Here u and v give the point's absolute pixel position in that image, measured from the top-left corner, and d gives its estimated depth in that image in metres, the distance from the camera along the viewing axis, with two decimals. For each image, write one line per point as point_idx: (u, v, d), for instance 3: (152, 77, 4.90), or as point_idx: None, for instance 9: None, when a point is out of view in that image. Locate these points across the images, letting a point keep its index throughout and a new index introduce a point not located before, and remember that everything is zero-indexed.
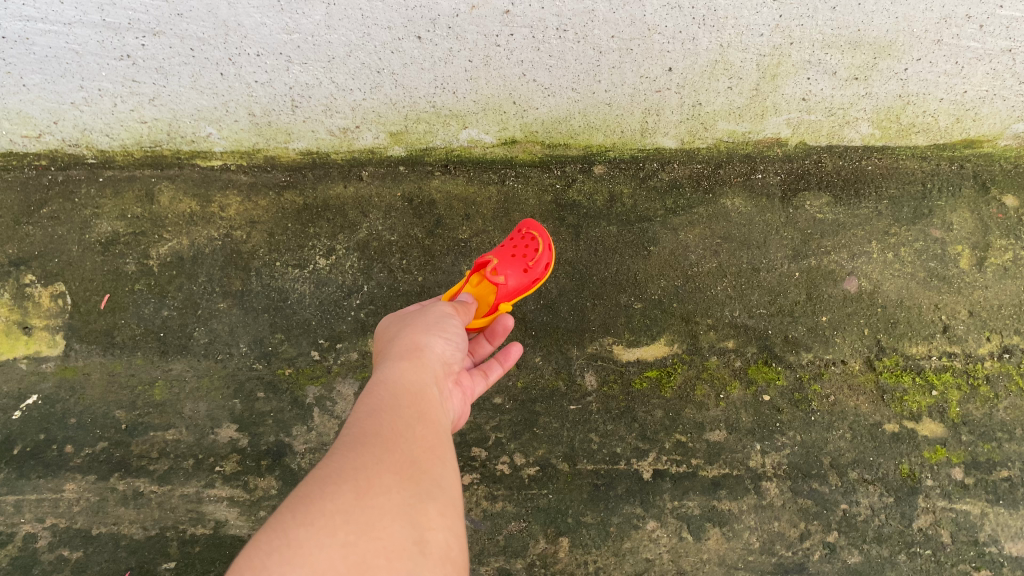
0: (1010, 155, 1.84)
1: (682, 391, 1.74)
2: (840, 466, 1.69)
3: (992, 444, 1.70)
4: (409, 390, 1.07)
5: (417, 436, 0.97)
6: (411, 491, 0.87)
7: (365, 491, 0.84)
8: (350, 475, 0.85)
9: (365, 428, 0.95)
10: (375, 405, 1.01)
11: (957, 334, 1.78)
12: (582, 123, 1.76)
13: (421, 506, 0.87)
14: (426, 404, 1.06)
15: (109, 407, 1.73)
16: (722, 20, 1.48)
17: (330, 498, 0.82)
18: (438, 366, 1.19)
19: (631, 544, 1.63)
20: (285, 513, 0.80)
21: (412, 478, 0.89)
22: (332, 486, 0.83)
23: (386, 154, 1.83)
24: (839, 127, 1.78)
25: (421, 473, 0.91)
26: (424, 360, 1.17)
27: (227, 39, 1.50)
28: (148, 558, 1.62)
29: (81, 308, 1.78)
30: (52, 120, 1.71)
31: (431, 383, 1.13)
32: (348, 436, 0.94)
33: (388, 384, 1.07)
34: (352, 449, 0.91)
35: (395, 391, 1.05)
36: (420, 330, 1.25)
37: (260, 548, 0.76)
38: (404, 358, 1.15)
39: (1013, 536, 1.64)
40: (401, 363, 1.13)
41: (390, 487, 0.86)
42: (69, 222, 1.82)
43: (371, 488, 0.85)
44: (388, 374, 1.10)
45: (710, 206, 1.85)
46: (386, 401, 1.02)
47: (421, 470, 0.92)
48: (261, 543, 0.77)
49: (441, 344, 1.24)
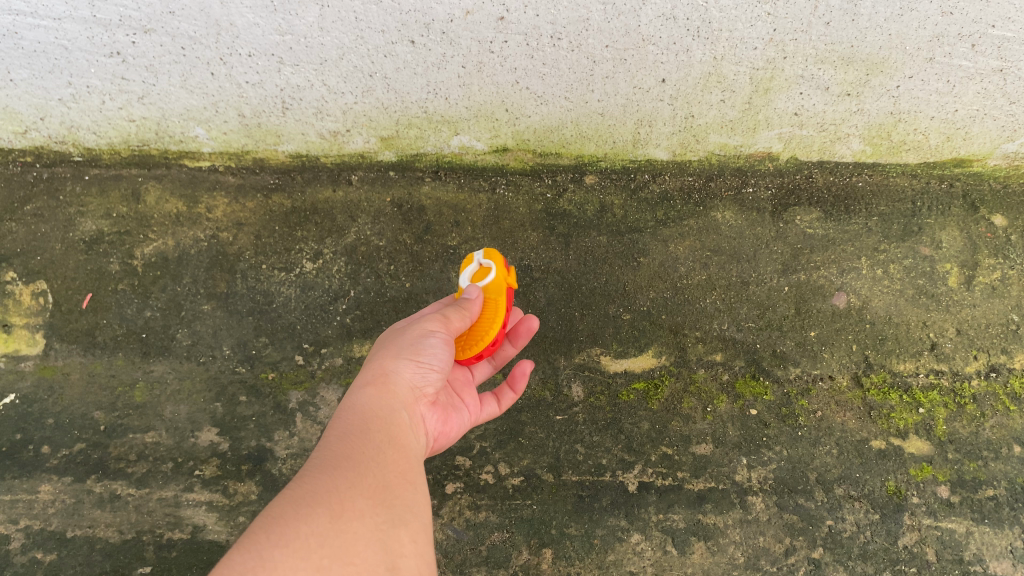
0: (998, 174, 1.85)
1: (669, 404, 1.73)
2: (826, 482, 1.68)
3: (978, 462, 1.70)
4: (375, 417, 1.08)
5: (389, 461, 1.00)
6: (383, 517, 0.90)
7: (339, 515, 0.86)
8: (324, 497, 0.87)
9: (336, 451, 0.97)
10: (344, 432, 1.02)
11: (944, 352, 1.78)
12: (573, 133, 1.76)
13: (392, 532, 0.90)
14: (393, 430, 1.08)
15: (88, 408, 1.70)
16: (716, 32, 1.47)
17: (305, 520, 0.83)
18: (404, 394, 1.18)
19: (616, 556, 1.61)
20: (258, 533, 0.80)
21: (384, 503, 0.92)
22: (306, 509, 0.84)
23: (376, 159, 1.82)
24: (831, 143, 1.78)
25: (393, 499, 0.94)
26: (390, 388, 1.17)
27: (219, 39, 1.49)
28: (123, 563, 1.59)
29: (62, 307, 1.76)
30: (39, 116, 1.69)
31: (398, 410, 1.14)
32: (320, 459, 0.96)
33: (354, 413, 1.08)
34: (324, 471, 0.92)
35: (361, 418, 1.07)
36: (393, 352, 1.22)
37: (234, 568, 0.76)
38: (370, 385, 1.15)
39: (998, 555, 1.62)
40: (366, 390, 1.14)
41: (363, 511, 0.89)
42: (53, 220, 1.80)
43: (345, 513, 0.87)
44: (354, 402, 1.12)
45: (701, 218, 1.85)
46: (354, 428, 1.04)
47: (393, 496, 0.95)
48: (233, 563, 0.76)
49: (411, 370, 1.21)
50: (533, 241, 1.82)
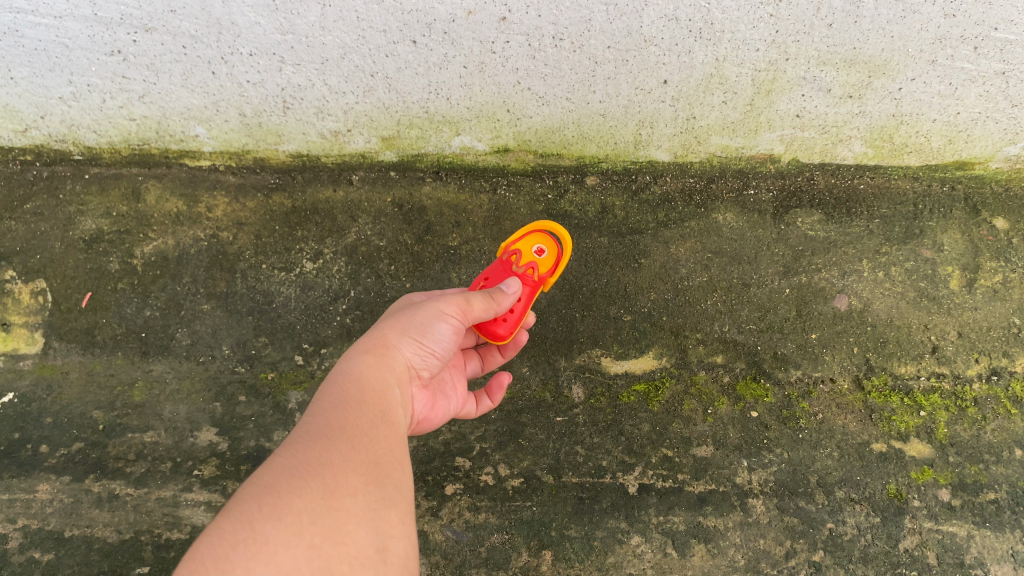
0: (1000, 177, 1.85)
1: (670, 406, 1.72)
2: (827, 485, 1.67)
3: (979, 466, 1.69)
4: (371, 388, 1.08)
5: (381, 437, 1.00)
6: (375, 496, 0.90)
7: (331, 490, 0.86)
8: (317, 472, 0.87)
9: (330, 422, 0.97)
10: (339, 400, 1.02)
11: (946, 355, 1.77)
12: (575, 133, 1.75)
13: (383, 513, 0.89)
14: (387, 406, 1.07)
15: (86, 407, 1.70)
16: (718, 33, 1.47)
17: (297, 494, 0.83)
18: (400, 370, 1.18)
19: (615, 558, 1.60)
20: (249, 504, 0.80)
21: (376, 481, 0.91)
22: (299, 483, 0.84)
23: (377, 159, 1.81)
24: (832, 144, 1.78)
25: (385, 477, 0.93)
26: (388, 360, 1.16)
27: (219, 38, 1.48)
28: (120, 563, 1.58)
29: (61, 306, 1.75)
30: (39, 114, 1.69)
31: (392, 384, 1.13)
32: (313, 428, 0.95)
33: (347, 379, 1.08)
34: (317, 443, 0.92)
35: (355, 386, 1.07)
36: (399, 327, 1.22)
37: (223, 538, 0.76)
38: (368, 354, 1.15)
39: (999, 559, 1.62)
40: (364, 358, 1.13)
41: (356, 489, 0.88)
42: (52, 218, 1.79)
43: (338, 489, 0.86)
44: (349, 368, 1.11)
45: (702, 220, 1.84)
46: (345, 396, 1.03)
47: (383, 473, 0.94)
48: (223, 531, 0.77)
49: (412, 349, 1.21)
50: None
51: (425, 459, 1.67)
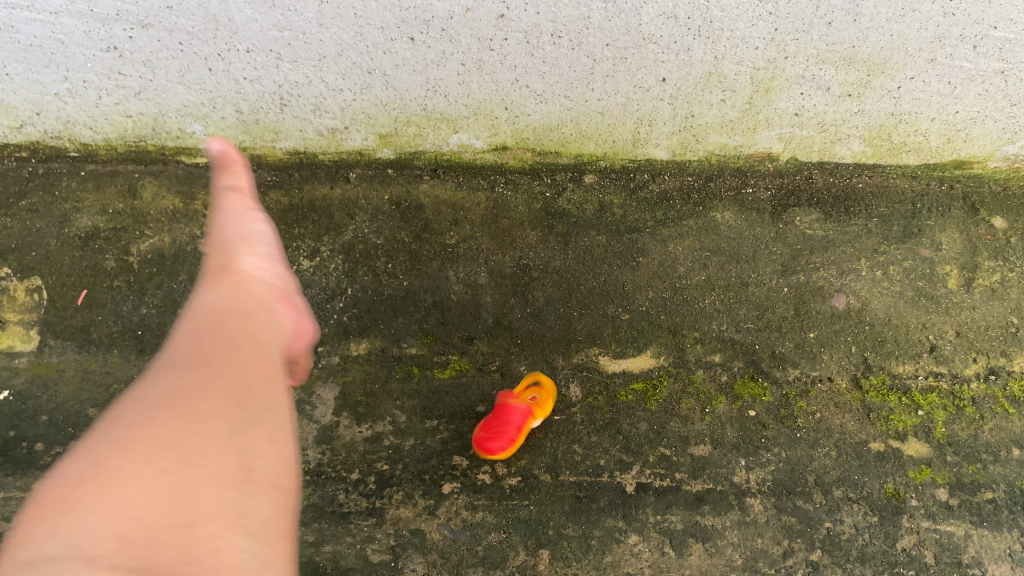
0: (999, 177, 1.85)
1: (668, 405, 1.72)
2: (825, 484, 1.67)
3: (977, 465, 1.69)
4: (227, 312, 0.86)
5: (249, 355, 0.79)
6: (238, 415, 0.70)
7: (176, 425, 0.66)
8: (162, 407, 0.67)
9: (183, 355, 0.76)
10: (189, 332, 0.80)
11: (944, 354, 1.77)
12: (573, 131, 1.75)
13: (248, 432, 0.69)
14: (250, 323, 0.86)
15: (82, 405, 1.69)
16: (717, 31, 1.47)
17: (121, 444, 0.63)
18: (255, 287, 0.96)
19: (613, 557, 1.60)
20: (66, 468, 0.62)
21: (235, 401, 0.71)
22: (129, 429, 0.65)
23: (374, 156, 1.81)
24: (831, 143, 1.77)
25: (252, 396, 0.73)
26: (241, 282, 0.95)
27: (216, 35, 1.48)
28: None
29: (57, 304, 1.75)
30: (35, 110, 1.68)
31: (254, 305, 0.92)
32: (158, 366, 0.75)
33: (197, 309, 0.86)
34: (160, 379, 0.72)
35: (206, 313, 0.84)
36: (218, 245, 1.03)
37: (31, 520, 0.58)
38: (219, 284, 0.93)
39: (997, 559, 1.61)
40: (214, 288, 0.92)
41: (213, 413, 0.68)
42: (48, 216, 1.78)
43: (184, 419, 0.67)
44: (200, 300, 0.89)
45: (701, 219, 1.84)
46: (202, 324, 0.82)
47: (247, 394, 0.73)
48: (31, 515, 0.58)
49: (255, 260, 1.01)
50: (532, 240, 1.81)
51: (422, 458, 1.66)
